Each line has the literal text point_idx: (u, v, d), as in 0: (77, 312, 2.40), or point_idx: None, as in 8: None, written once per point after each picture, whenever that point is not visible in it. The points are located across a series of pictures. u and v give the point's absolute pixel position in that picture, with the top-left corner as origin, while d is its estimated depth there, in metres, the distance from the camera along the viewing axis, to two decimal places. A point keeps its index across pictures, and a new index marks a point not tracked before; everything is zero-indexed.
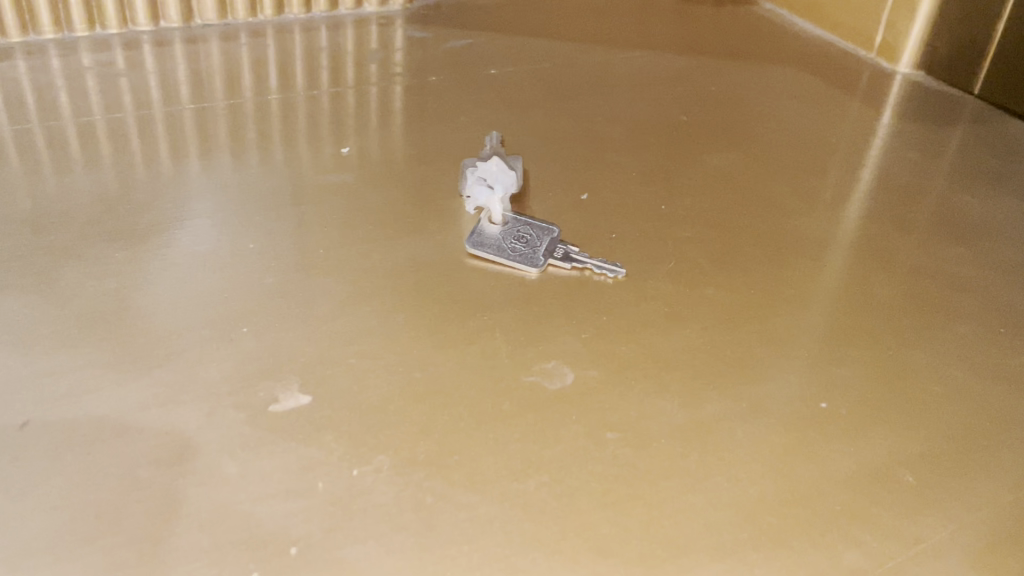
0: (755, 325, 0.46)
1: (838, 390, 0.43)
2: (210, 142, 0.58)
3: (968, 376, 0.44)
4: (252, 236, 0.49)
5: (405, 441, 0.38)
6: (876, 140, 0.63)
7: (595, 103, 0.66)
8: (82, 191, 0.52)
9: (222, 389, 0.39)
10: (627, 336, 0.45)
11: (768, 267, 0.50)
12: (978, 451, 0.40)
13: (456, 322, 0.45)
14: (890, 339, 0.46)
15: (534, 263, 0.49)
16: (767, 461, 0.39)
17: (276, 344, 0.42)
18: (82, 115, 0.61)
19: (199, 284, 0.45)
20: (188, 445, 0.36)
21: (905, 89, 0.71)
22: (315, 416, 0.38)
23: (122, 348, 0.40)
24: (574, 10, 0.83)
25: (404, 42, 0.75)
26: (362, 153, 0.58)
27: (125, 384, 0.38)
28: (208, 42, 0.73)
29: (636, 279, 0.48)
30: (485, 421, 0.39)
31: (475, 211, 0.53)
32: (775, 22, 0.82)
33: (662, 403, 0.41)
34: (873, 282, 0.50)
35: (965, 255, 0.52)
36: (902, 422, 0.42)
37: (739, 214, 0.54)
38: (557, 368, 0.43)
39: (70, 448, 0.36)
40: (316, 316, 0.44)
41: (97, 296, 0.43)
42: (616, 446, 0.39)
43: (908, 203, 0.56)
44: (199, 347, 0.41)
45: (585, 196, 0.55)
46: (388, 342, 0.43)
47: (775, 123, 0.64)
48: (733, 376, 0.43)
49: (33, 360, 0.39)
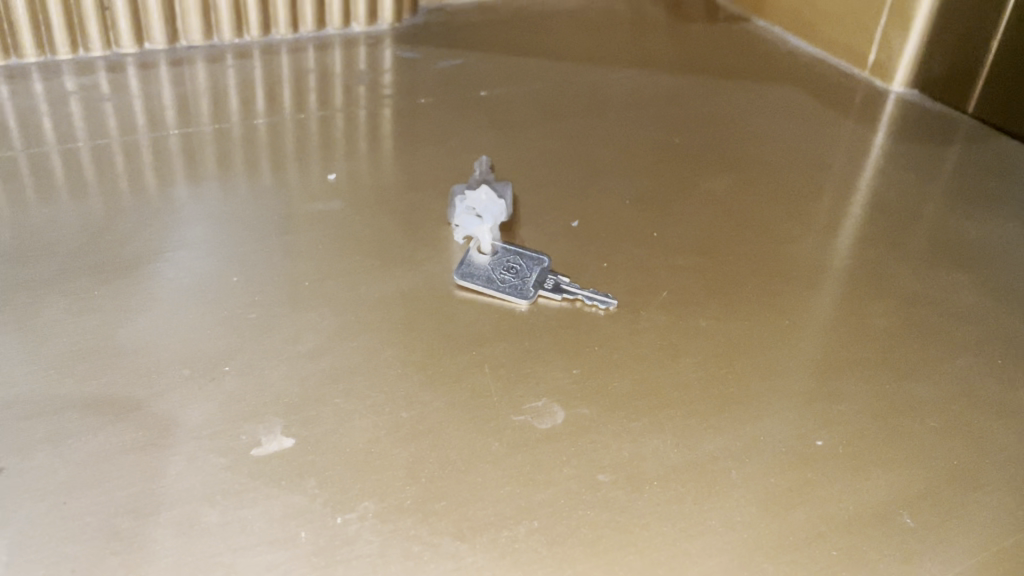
0: (748, 360, 0.46)
1: (833, 426, 0.42)
2: (196, 170, 0.59)
3: (961, 411, 0.44)
4: (237, 269, 0.49)
5: (391, 487, 0.37)
6: (867, 172, 0.66)
7: (591, 130, 0.68)
8: (67, 225, 0.52)
9: (203, 432, 0.38)
10: (618, 371, 0.44)
11: (759, 299, 0.51)
12: (978, 490, 0.40)
13: (447, 361, 0.44)
14: (882, 374, 0.46)
15: (524, 295, 0.49)
16: (767, 503, 0.38)
17: (261, 385, 0.41)
18: (66, 143, 0.61)
19: (183, 320, 0.45)
20: (167, 493, 0.36)
21: (895, 119, 0.74)
22: (299, 460, 0.37)
23: (100, 390, 0.40)
24: (571, 37, 0.84)
25: (393, 63, 0.77)
26: (353, 180, 0.59)
27: (101, 431, 0.38)
28: (193, 64, 0.73)
29: (628, 313, 0.49)
30: (475, 465, 0.38)
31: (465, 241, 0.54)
32: (773, 54, 0.85)
33: (654, 441, 0.40)
34: (864, 318, 0.50)
35: (956, 289, 0.53)
36: (900, 459, 0.41)
37: (732, 250, 0.55)
38: (547, 406, 0.42)
39: (44, 497, 0.35)
40: (301, 352, 0.43)
41: (79, 334, 0.43)
42: (611, 488, 0.38)
43: (899, 234, 0.58)
44: (180, 388, 0.40)
45: (575, 223, 0.56)
46: (376, 381, 0.42)
47: (766, 153, 0.67)
48: (726, 411, 0.43)
49: (10, 405, 0.39)
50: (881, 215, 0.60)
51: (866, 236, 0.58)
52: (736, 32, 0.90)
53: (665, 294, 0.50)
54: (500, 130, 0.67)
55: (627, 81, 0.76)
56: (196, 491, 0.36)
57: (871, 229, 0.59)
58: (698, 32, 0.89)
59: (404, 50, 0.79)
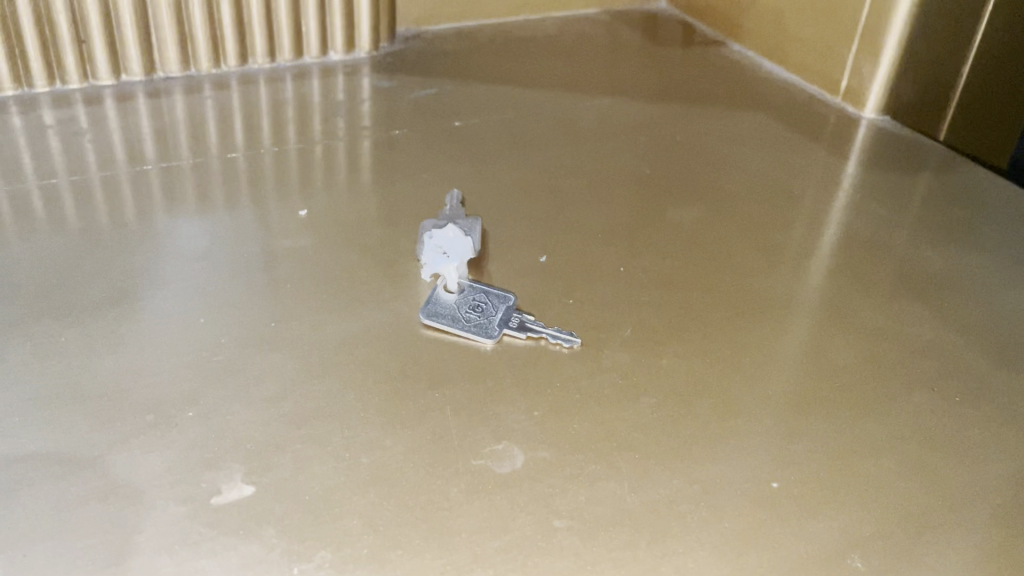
0: (708, 399, 0.47)
1: (789, 466, 0.43)
2: (169, 205, 0.60)
3: (916, 450, 0.45)
4: (205, 309, 0.50)
5: (348, 536, 0.37)
6: (836, 201, 0.66)
7: (564, 161, 0.68)
8: (38, 263, 0.53)
9: (165, 480, 0.39)
10: (578, 413, 0.45)
11: (723, 335, 0.52)
12: (930, 531, 0.41)
13: (411, 403, 0.44)
14: (841, 412, 0.47)
15: (489, 334, 0.49)
16: (719, 547, 0.39)
17: (223, 430, 0.42)
18: (41, 179, 0.62)
19: (149, 362, 0.45)
20: (126, 543, 0.36)
21: (866, 147, 0.75)
22: (258, 508, 0.38)
23: (64, 438, 0.41)
24: (548, 63, 0.85)
25: (370, 92, 0.77)
26: (325, 215, 0.60)
27: (64, 480, 0.38)
28: (170, 95, 0.74)
29: (591, 351, 0.49)
30: (432, 512, 0.39)
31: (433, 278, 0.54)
32: (747, 80, 0.86)
33: (610, 485, 0.41)
34: (825, 354, 0.51)
35: (917, 324, 0.54)
36: (853, 500, 0.42)
37: (699, 285, 0.56)
38: (507, 449, 0.42)
39: (3, 549, 0.35)
40: (266, 395, 0.44)
41: (46, 379, 0.44)
42: (565, 535, 0.38)
43: (866, 267, 0.59)
44: (144, 435, 0.41)
45: (544, 258, 0.57)
46: (338, 426, 0.43)
47: (737, 183, 0.68)
48: (684, 452, 0.43)
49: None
50: (848, 247, 0.61)
51: (832, 269, 0.59)
52: (711, 57, 0.90)
53: (629, 331, 0.51)
54: (473, 161, 0.67)
55: (601, 109, 0.77)
56: (155, 541, 0.36)
57: (837, 261, 0.59)
58: (674, 57, 0.90)
59: (381, 78, 0.80)
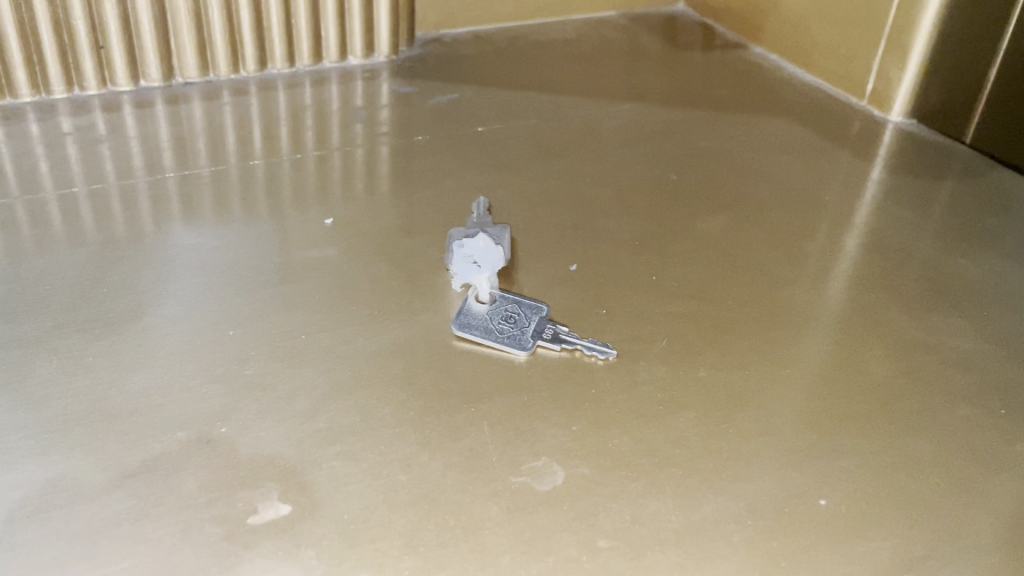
0: (746, 413, 0.46)
1: (834, 483, 0.42)
2: (191, 214, 0.59)
3: (964, 466, 0.44)
4: (232, 322, 0.49)
5: (388, 557, 0.36)
6: (865, 207, 0.65)
7: (589, 167, 0.68)
8: (61, 275, 0.52)
9: (199, 499, 0.38)
10: (616, 428, 0.44)
11: (759, 345, 0.51)
12: (982, 550, 0.39)
13: (446, 417, 0.43)
14: (881, 426, 0.46)
15: (523, 346, 0.48)
16: (767, 568, 0.38)
17: (256, 447, 0.41)
18: (61, 188, 0.61)
19: (178, 376, 0.45)
20: (162, 565, 0.35)
21: (893, 151, 0.74)
22: (296, 529, 0.37)
23: (94, 456, 0.40)
24: (567, 67, 0.84)
25: (390, 98, 0.77)
26: (350, 224, 0.59)
27: (95, 501, 0.38)
28: (189, 102, 0.73)
29: (626, 363, 0.48)
30: (473, 532, 0.38)
31: (463, 288, 0.53)
32: (769, 84, 0.85)
33: (653, 503, 0.40)
34: (861, 365, 0.50)
35: (957, 334, 0.53)
36: (900, 518, 0.41)
37: (730, 294, 0.55)
38: (546, 466, 0.41)
39: (36, 572, 0.35)
40: (298, 411, 0.43)
41: (74, 394, 0.43)
42: (609, 555, 0.37)
43: (901, 276, 0.58)
44: (175, 453, 0.40)
45: (574, 267, 0.56)
46: (373, 442, 0.42)
47: (764, 189, 0.67)
48: (724, 468, 0.42)
49: (1, 473, 0.39)
50: (878, 255, 0.60)
51: (867, 277, 0.58)
52: (732, 60, 0.89)
53: (662, 342, 0.50)
54: (497, 168, 0.67)
55: (622, 115, 0.76)
56: (191, 564, 0.35)
57: (869, 269, 0.58)
58: (695, 61, 0.89)
59: (401, 84, 0.79)
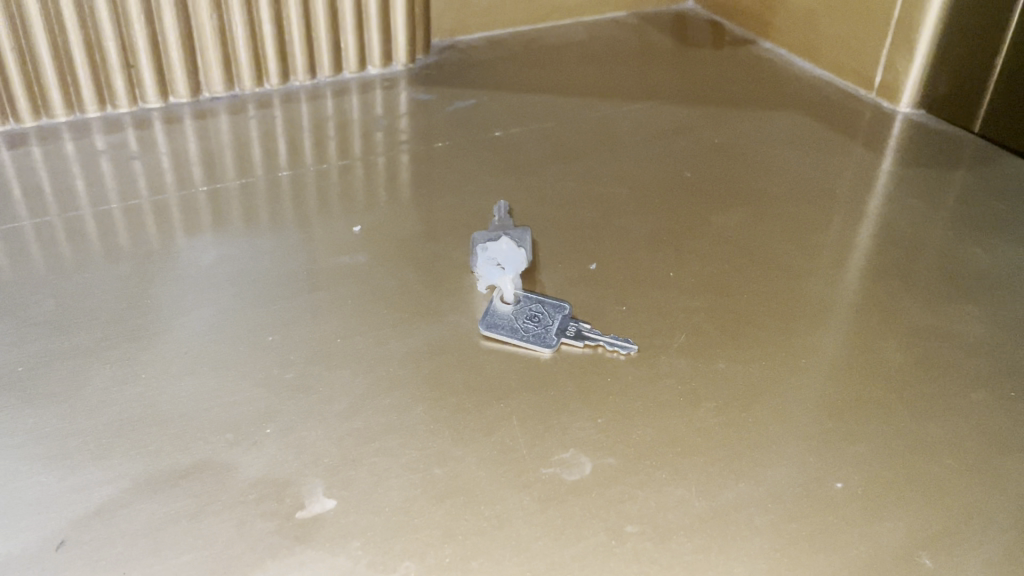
0: (765, 402, 0.48)
1: (851, 467, 0.44)
2: (224, 225, 0.61)
3: (977, 448, 0.46)
4: (271, 328, 0.51)
5: (428, 547, 0.39)
6: (877, 198, 0.67)
7: (606, 167, 0.70)
8: (106, 288, 0.54)
9: (249, 496, 0.41)
10: (640, 421, 0.46)
11: (775, 336, 0.53)
12: (995, 528, 0.41)
13: (476, 413, 0.46)
14: (896, 412, 0.48)
15: (547, 343, 0.50)
16: (788, 550, 0.40)
17: (300, 446, 0.43)
18: (100, 204, 0.63)
19: (222, 381, 0.47)
20: (219, 559, 0.38)
21: (903, 141, 0.76)
22: (342, 522, 0.40)
23: (149, 458, 0.42)
24: (580, 69, 0.87)
25: (409, 105, 0.79)
26: (377, 230, 0.61)
27: (152, 501, 0.40)
28: (216, 116, 0.76)
29: (648, 357, 0.50)
30: (507, 521, 0.40)
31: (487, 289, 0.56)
32: (779, 79, 0.87)
33: (678, 490, 0.42)
34: (874, 353, 0.52)
35: (969, 321, 0.54)
36: (916, 499, 0.43)
37: (746, 287, 0.57)
38: (575, 457, 0.43)
39: (104, 568, 0.37)
40: (336, 411, 0.45)
41: (126, 401, 0.45)
42: (637, 540, 0.40)
43: (914, 264, 0.60)
44: (223, 453, 0.43)
45: (593, 265, 0.58)
46: (410, 438, 0.44)
47: (778, 183, 0.69)
48: (745, 456, 0.44)
49: (64, 477, 0.41)
50: (889, 244, 0.62)
51: (879, 266, 0.59)
52: (743, 57, 0.91)
53: (682, 337, 0.52)
54: (516, 171, 0.69)
55: (636, 114, 0.78)
56: (245, 556, 0.38)
57: (880, 259, 0.60)
58: (705, 59, 0.90)
59: (419, 91, 0.81)
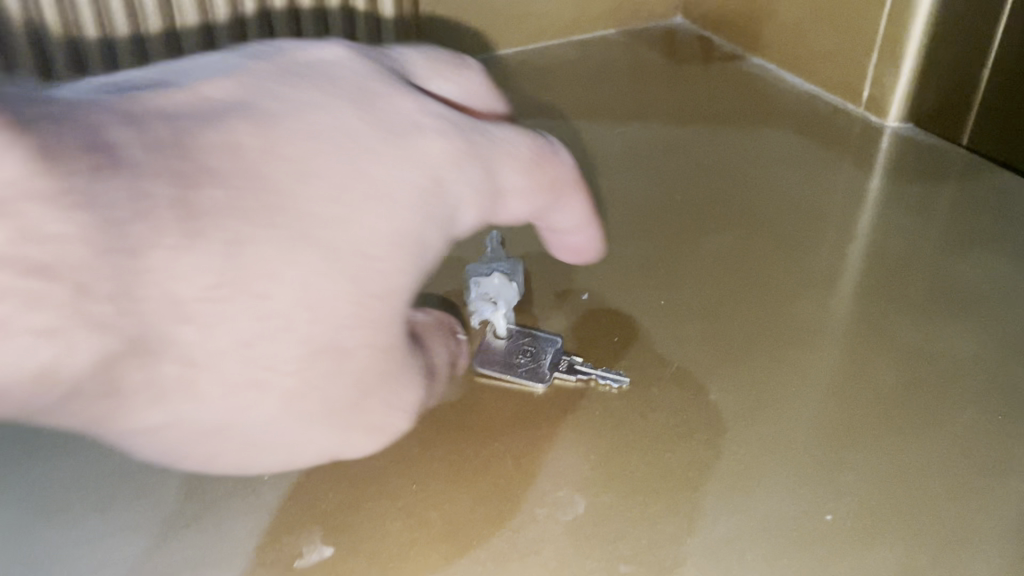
0: (756, 432, 0.48)
1: (842, 496, 0.45)
2: None
3: (966, 472, 0.46)
4: None
5: None
6: (867, 215, 0.68)
7: (597, 192, 0.70)
8: None
9: (249, 546, 0.41)
10: (633, 455, 0.47)
11: (767, 362, 0.53)
12: (985, 554, 0.42)
13: (471, 453, 0.46)
14: (886, 438, 0.48)
15: (542, 379, 0.51)
16: None
17: (297, 493, 0.44)
18: None
19: None
20: None
21: (892, 156, 0.76)
22: (340, 569, 0.40)
23: (149, 510, 0.43)
24: (569, 90, 0.87)
25: None
26: None
27: (147, 562, 0.40)
28: None
29: (640, 389, 0.51)
30: (503, 563, 0.41)
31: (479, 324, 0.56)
32: (768, 94, 0.87)
33: (671, 526, 0.43)
34: (864, 376, 0.52)
35: (958, 340, 0.55)
36: (907, 527, 0.43)
37: (737, 312, 0.58)
38: (568, 497, 0.44)
39: None
40: None
41: None
42: None
43: (904, 282, 0.60)
44: (221, 502, 0.43)
45: (585, 295, 0.59)
46: (406, 480, 0.45)
47: (768, 203, 0.69)
48: (737, 487, 0.45)
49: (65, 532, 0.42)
50: (878, 263, 0.62)
51: (870, 285, 0.60)
52: (732, 73, 0.92)
53: (674, 367, 0.53)
54: None
55: (626, 136, 0.79)
56: None
57: (870, 279, 0.61)
58: (695, 76, 0.91)
59: None
